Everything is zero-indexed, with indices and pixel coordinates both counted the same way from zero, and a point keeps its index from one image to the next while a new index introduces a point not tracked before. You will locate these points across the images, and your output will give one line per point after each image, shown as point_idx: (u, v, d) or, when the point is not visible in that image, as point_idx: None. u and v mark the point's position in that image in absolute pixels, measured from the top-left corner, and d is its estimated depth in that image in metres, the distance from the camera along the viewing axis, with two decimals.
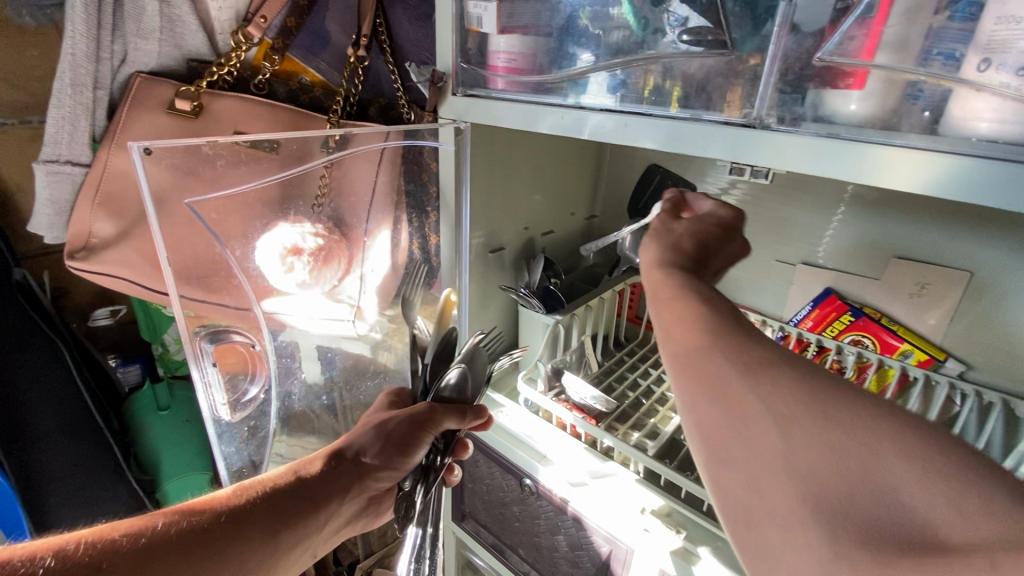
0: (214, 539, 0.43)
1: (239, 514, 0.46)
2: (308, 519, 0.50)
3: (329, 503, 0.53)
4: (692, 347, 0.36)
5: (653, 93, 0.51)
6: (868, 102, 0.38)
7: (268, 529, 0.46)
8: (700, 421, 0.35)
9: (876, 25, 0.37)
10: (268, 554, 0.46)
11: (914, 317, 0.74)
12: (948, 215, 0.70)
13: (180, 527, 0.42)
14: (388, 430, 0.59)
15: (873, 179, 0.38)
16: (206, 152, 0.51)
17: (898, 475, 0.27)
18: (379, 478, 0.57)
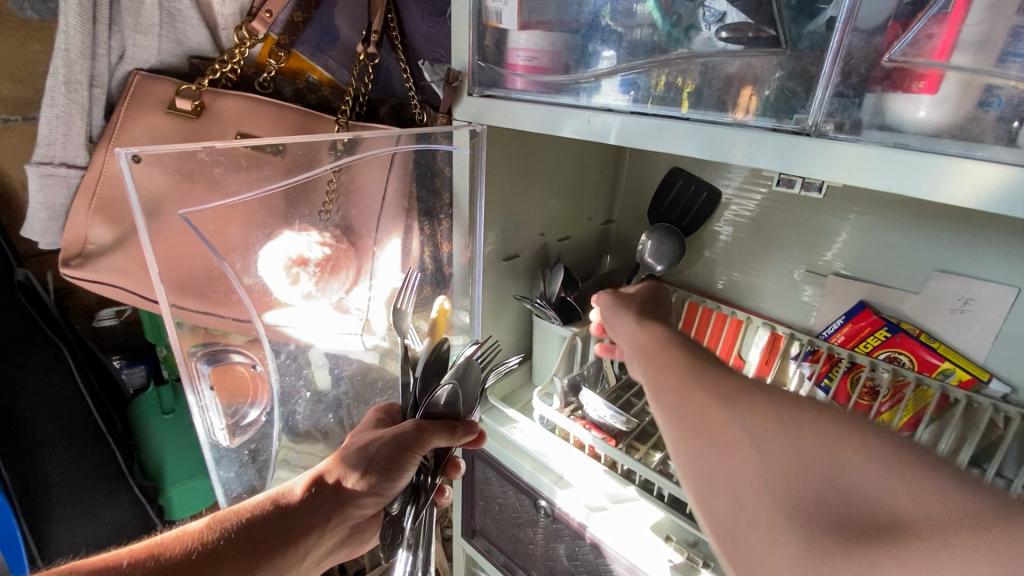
0: (185, 572, 0.41)
1: (209, 551, 0.44)
2: (285, 551, 0.48)
3: (308, 534, 0.50)
4: (679, 384, 0.44)
5: (664, 91, 0.48)
6: (940, 108, 0.34)
7: (239, 565, 0.44)
8: (689, 448, 0.40)
9: (953, 23, 0.33)
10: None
11: (955, 335, 0.70)
12: (998, 227, 0.64)
13: (145, 567, 0.40)
14: (371, 453, 0.53)
15: (945, 196, 0.34)
16: (202, 157, 0.47)
17: (858, 474, 0.32)
18: (363, 505, 0.54)
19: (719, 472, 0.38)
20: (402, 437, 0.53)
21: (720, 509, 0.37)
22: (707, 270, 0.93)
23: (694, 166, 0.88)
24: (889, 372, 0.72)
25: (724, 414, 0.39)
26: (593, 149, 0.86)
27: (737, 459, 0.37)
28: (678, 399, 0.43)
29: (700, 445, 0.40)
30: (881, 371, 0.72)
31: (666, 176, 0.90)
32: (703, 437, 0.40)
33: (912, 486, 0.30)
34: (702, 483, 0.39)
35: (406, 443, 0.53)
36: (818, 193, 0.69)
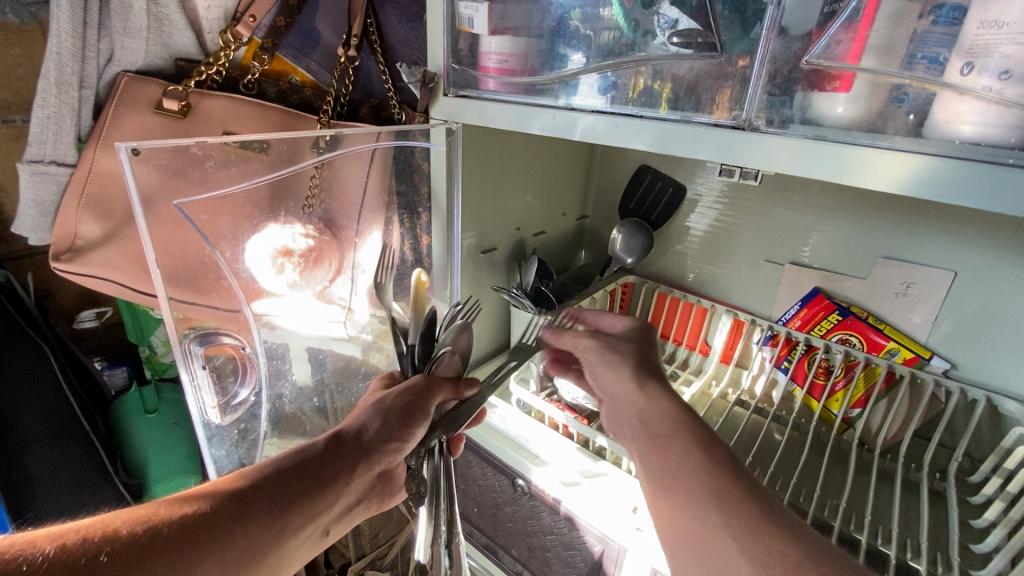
0: (221, 522, 0.41)
1: (242, 500, 0.44)
2: (317, 495, 0.49)
3: (337, 481, 0.51)
4: (651, 416, 0.52)
5: (644, 95, 0.51)
6: (854, 105, 0.39)
7: (274, 509, 0.45)
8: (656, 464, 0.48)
9: (862, 30, 0.38)
10: (276, 535, 0.44)
11: (899, 316, 0.76)
12: (935, 216, 0.70)
13: (183, 512, 0.40)
14: (388, 405, 0.58)
15: (856, 179, 0.39)
16: (195, 151, 0.50)
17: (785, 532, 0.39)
18: (386, 454, 0.56)
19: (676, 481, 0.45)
20: (415, 392, 0.59)
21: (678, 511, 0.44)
22: (678, 263, 0.97)
23: (661, 163, 0.93)
24: (842, 353, 0.76)
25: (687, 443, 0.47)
26: (565, 148, 0.90)
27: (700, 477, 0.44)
28: (654, 429, 0.50)
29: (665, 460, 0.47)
30: (834, 352, 0.77)
31: (635, 175, 0.96)
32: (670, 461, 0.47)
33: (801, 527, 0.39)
34: (663, 494, 0.46)
35: (419, 390, 0.60)
36: (754, 179, 0.81)
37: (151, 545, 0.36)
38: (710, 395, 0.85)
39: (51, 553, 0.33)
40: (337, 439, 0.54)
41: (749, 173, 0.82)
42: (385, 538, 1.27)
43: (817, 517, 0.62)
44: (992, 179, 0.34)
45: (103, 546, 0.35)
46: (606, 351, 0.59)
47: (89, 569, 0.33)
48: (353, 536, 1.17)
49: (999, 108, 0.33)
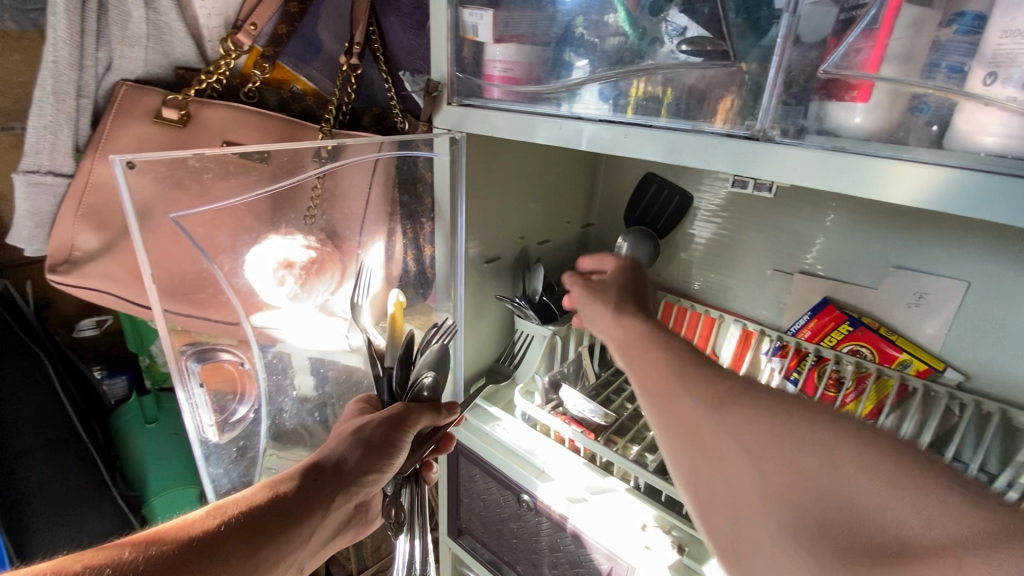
0: (192, 560, 0.39)
1: (213, 536, 0.41)
2: (292, 531, 0.47)
3: (312, 515, 0.49)
4: (662, 379, 0.44)
5: (643, 101, 0.51)
6: (873, 115, 0.38)
7: (248, 545, 0.43)
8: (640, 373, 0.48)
9: (881, 38, 0.37)
10: (249, 574, 0.42)
11: (911, 327, 0.74)
12: (949, 225, 0.69)
13: (150, 554, 0.37)
14: (366, 436, 0.55)
15: (875, 192, 0.38)
16: (193, 164, 0.49)
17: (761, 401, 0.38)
18: (365, 483, 0.55)
19: (704, 469, 0.39)
20: (393, 420, 0.57)
21: (719, 524, 0.37)
22: (683, 271, 0.96)
23: (666, 171, 0.92)
24: (853, 364, 0.75)
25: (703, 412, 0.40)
26: (569, 156, 0.89)
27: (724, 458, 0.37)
28: (665, 398, 0.43)
29: (685, 445, 0.41)
30: (845, 364, 0.76)
31: (641, 181, 0.94)
32: (692, 445, 0.40)
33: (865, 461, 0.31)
34: (674, 442, 0.41)
35: (397, 420, 0.57)
36: (768, 191, 0.78)
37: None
38: None
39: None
40: (313, 469, 0.53)
41: (763, 185, 0.79)
42: (387, 550, 1.25)
43: None
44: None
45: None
46: (594, 295, 0.61)
47: None
48: (355, 549, 1.15)
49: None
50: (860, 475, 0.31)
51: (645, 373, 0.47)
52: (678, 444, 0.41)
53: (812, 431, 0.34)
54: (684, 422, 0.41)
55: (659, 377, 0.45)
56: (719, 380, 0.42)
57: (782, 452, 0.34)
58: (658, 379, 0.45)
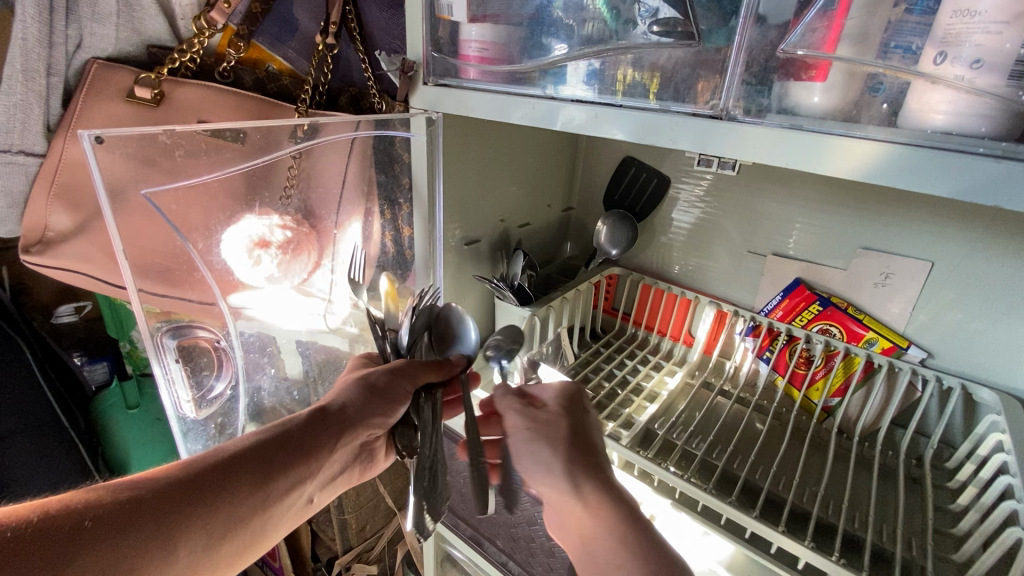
0: (203, 489, 0.44)
1: (224, 468, 0.46)
2: (301, 467, 0.51)
3: (321, 451, 0.53)
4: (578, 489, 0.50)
5: (629, 88, 0.51)
6: (831, 94, 0.39)
7: (255, 478, 0.47)
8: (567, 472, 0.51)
9: (837, 18, 0.38)
10: (259, 501, 0.47)
11: (878, 306, 0.77)
12: (914, 206, 0.71)
13: (167, 483, 0.42)
14: (370, 382, 0.57)
15: (830, 169, 0.39)
16: (164, 140, 0.49)
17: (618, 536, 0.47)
18: (370, 425, 0.56)
19: None
20: (388, 380, 0.57)
21: None
22: (664, 254, 0.97)
23: (644, 154, 0.93)
24: (822, 343, 0.78)
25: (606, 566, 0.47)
26: (549, 139, 0.90)
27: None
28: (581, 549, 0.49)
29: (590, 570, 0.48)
30: (815, 342, 0.78)
31: (620, 165, 0.96)
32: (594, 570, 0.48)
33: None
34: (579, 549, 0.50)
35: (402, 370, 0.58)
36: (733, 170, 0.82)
37: (132, 511, 0.39)
38: (692, 386, 0.85)
39: (35, 519, 0.35)
40: (320, 412, 0.55)
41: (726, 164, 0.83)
42: (373, 532, 1.25)
43: (796, 505, 0.62)
44: (962, 166, 0.34)
45: (85, 515, 0.37)
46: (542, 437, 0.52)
47: (71, 537, 0.36)
48: (339, 529, 1.16)
49: (969, 98, 0.34)
50: None
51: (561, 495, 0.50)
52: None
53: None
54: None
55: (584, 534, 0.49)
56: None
57: None
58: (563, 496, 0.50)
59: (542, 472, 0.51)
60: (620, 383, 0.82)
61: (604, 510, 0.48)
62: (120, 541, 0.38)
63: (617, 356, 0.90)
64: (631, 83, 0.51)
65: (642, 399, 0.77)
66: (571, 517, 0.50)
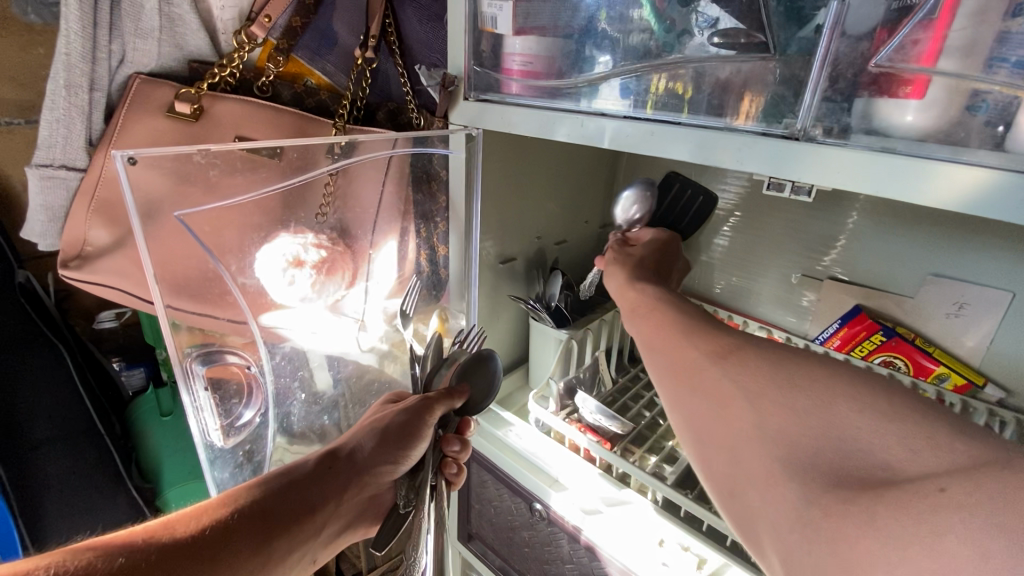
0: (205, 550, 0.39)
1: (226, 526, 0.42)
2: (305, 523, 0.48)
3: (326, 504, 0.50)
4: (650, 313, 0.52)
5: (663, 96, 0.48)
6: (928, 113, 0.34)
7: (258, 538, 0.43)
8: (642, 329, 0.51)
9: (939, 29, 0.34)
10: (263, 564, 0.43)
11: (950, 338, 0.70)
12: (993, 233, 0.65)
13: (165, 542, 0.38)
14: (385, 425, 0.56)
15: (931, 199, 0.34)
16: (199, 160, 0.48)
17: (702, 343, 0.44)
18: (378, 475, 0.55)
19: (713, 422, 0.39)
20: (408, 421, 0.56)
21: (718, 466, 0.39)
22: (705, 274, 0.93)
23: (689, 169, 0.88)
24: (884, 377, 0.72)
25: (733, 383, 0.39)
26: (588, 155, 0.86)
27: (738, 415, 0.38)
28: (698, 382, 0.42)
29: (688, 396, 0.42)
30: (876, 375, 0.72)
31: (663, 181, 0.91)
32: (695, 395, 0.41)
33: (905, 429, 0.30)
34: (669, 386, 0.44)
35: (418, 410, 0.57)
36: (808, 196, 0.72)
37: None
38: None
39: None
40: (328, 459, 0.53)
41: (802, 189, 0.72)
42: (397, 551, 1.22)
43: None
44: None
45: None
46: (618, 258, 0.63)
47: None
48: (364, 548, 1.14)
49: None
50: (860, 417, 0.32)
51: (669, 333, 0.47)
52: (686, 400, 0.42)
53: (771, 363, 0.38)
54: (726, 415, 0.39)
55: (696, 370, 0.42)
56: (791, 373, 0.37)
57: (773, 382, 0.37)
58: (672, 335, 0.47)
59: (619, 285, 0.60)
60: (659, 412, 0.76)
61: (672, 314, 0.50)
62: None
63: None
64: (694, 95, 0.46)
65: None
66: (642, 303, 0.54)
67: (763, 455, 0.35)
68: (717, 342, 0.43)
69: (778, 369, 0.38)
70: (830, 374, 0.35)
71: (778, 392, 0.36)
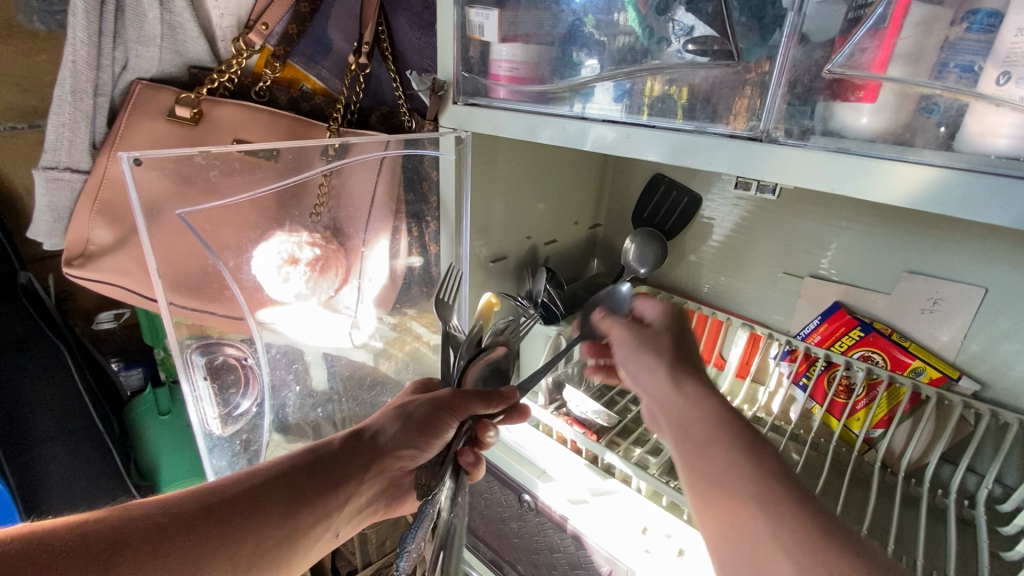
0: (233, 516, 0.43)
1: (253, 495, 0.46)
2: (328, 498, 0.51)
3: (349, 481, 0.53)
4: (685, 407, 0.46)
5: (657, 102, 0.50)
6: (881, 116, 0.37)
7: (285, 508, 0.47)
8: (678, 430, 0.46)
9: (888, 37, 0.36)
10: (286, 533, 0.46)
11: (925, 334, 0.72)
12: (962, 232, 0.67)
13: (198, 505, 0.42)
14: (409, 412, 0.56)
15: (881, 196, 0.37)
16: (200, 161, 0.51)
17: (750, 483, 0.38)
18: (400, 457, 0.57)
19: None
20: (433, 409, 0.56)
21: None
22: (693, 273, 0.95)
23: (675, 172, 0.91)
24: (864, 370, 0.73)
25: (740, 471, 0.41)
26: (576, 157, 0.89)
27: None
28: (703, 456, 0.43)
29: (737, 547, 0.37)
30: (856, 369, 0.74)
31: (650, 183, 0.94)
32: (744, 550, 0.37)
33: None
34: (712, 523, 0.40)
35: (445, 403, 0.56)
36: (772, 193, 0.79)
37: (162, 539, 0.38)
38: None
39: (71, 542, 0.35)
40: (354, 438, 0.55)
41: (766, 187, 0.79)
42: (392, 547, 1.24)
43: None
44: None
45: (119, 534, 0.37)
46: (640, 343, 0.52)
47: (101, 556, 0.35)
48: (359, 543, 1.16)
49: None
50: None
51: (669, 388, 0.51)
52: (733, 544, 0.38)
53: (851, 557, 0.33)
54: None
55: (731, 490, 0.39)
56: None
57: None
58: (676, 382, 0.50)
59: (646, 376, 0.51)
60: None
61: (715, 410, 0.44)
62: (147, 571, 0.36)
63: None
64: (686, 100, 0.48)
65: None
66: (670, 407, 0.47)
67: (778, 554, 0.35)
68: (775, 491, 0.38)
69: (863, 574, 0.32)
70: None
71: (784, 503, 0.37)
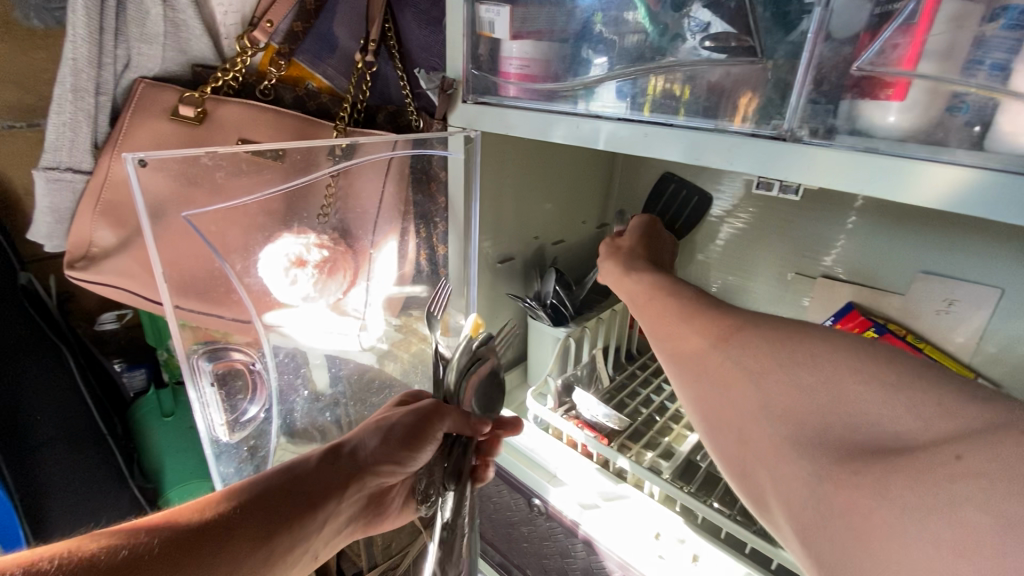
0: (202, 546, 0.38)
1: (224, 522, 0.41)
2: (306, 519, 0.46)
3: (328, 501, 0.49)
4: (652, 300, 0.48)
5: (661, 97, 0.49)
6: (911, 113, 0.36)
7: (260, 533, 0.43)
8: (655, 326, 0.46)
9: (920, 33, 0.35)
10: (263, 561, 0.42)
11: (940, 335, 0.70)
12: (976, 232, 0.67)
13: (165, 538, 0.38)
14: (389, 426, 0.55)
15: (911, 198, 0.36)
16: (206, 162, 0.51)
17: (686, 326, 0.43)
18: (381, 473, 0.54)
19: (715, 397, 0.39)
20: (416, 419, 0.55)
21: (728, 446, 0.37)
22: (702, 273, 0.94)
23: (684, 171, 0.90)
24: None
25: (740, 366, 0.37)
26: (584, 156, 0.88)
27: (741, 395, 0.37)
28: (677, 342, 0.43)
29: (705, 381, 0.39)
30: None
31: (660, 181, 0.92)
32: (702, 378, 0.40)
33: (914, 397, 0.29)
34: (681, 374, 0.42)
35: (424, 413, 0.55)
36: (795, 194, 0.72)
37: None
38: None
39: None
40: (333, 454, 0.53)
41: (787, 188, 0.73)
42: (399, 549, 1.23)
43: None
44: None
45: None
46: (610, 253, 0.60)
47: None
48: (366, 546, 1.14)
49: None
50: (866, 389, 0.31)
51: (689, 351, 0.41)
52: (699, 384, 0.40)
53: (770, 333, 0.37)
54: (715, 384, 0.39)
55: (678, 337, 0.43)
56: (787, 345, 0.36)
57: (773, 356, 0.36)
58: (698, 350, 0.40)
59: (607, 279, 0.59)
60: (657, 409, 0.78)
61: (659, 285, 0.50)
62: None
63: (654, 378, 0.85)
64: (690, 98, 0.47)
65: (682, 427, 0.73)
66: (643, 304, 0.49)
67: (738, 374, 0.37)
68: (717, 327, 0.41)
69: (774, 341, 0.37)
70: (829, 343, 0.35)
71: (780, 367, 0.35)
